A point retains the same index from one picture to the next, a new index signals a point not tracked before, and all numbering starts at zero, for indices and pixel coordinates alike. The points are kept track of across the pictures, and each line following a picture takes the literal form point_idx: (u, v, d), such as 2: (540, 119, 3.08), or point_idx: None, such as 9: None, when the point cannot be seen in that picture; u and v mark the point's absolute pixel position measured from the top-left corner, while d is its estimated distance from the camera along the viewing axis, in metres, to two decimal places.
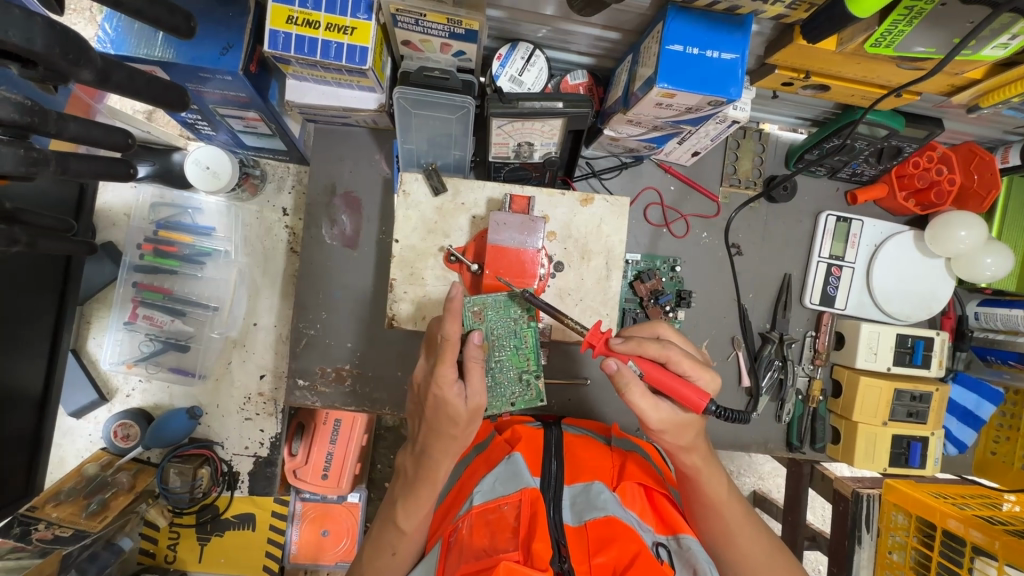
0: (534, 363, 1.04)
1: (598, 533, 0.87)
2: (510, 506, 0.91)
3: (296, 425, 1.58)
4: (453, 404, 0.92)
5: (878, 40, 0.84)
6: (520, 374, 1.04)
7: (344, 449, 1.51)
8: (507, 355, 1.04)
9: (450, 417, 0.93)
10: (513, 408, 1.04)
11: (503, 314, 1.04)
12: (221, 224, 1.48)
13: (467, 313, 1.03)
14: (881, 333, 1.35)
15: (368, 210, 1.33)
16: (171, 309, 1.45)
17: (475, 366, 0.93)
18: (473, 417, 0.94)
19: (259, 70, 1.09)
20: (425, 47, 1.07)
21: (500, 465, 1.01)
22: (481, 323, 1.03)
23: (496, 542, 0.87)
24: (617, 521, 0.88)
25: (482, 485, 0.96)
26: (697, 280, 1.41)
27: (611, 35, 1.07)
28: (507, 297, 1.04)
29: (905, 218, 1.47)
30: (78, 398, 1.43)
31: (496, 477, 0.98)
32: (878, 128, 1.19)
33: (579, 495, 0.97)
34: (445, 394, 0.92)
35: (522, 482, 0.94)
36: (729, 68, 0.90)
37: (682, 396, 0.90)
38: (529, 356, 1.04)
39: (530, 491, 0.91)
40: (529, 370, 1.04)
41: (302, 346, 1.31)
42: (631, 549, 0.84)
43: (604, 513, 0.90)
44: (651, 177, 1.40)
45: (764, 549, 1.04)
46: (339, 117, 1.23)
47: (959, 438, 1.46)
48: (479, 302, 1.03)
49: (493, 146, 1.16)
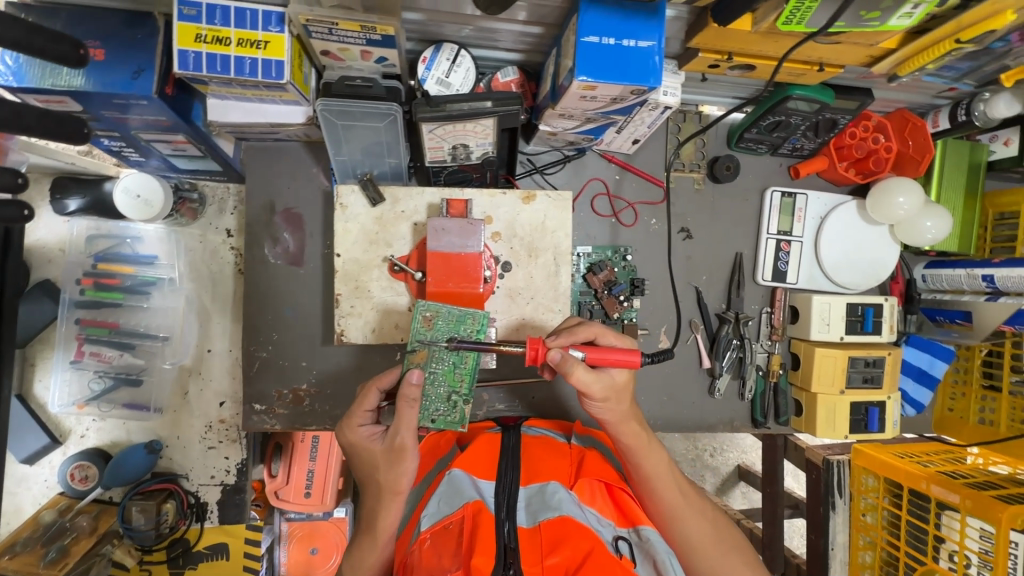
0: (466, 386, 0.94)
1: (551, 533, 0.87)
2: (454, 522, 0.90)
3: (273, 446, 1.55)
4: (366, 447, 0.93)
5: (788, 17, 0.84)
6: (449, 394, 0.95)
7: (325, 465, 1.49)
8: (443, 369, 0.95)
9: (369, 460, 0.92)
10: (432, 425, 0.95)
11: (453, 326, 0.97)
12: (163, 251, 1.45)
13: (417, 317, 0.96)
14: (831, 304, 1.37)
15: (311, 225, 1.30)
16: (119, 344, 1.41)
17: (406, 405, 0.87)
18: (396, 458, 0.90)
19: (178, 91, 1.06)
20: (345, 55, 1.04)
21: (442, 485, 0.98)
22: (428, 329, 0.96)
23: (443, 561, 0.85)
24: (569, 521, 0.87)
25: (427, 507, 0.94)
26: (650, 266, 1.42)
27: (533, 30, 1.06)
28: (461, 312, 0.97)
29: (848, 188, 1.49)
30: (29, 443, 1.39)
31: (439, 497, 0.95)
32: (809, 102, 1.21)
33: (535, 496, 0.94)
34: (355, 438, 0.94)
35: (465, 497, 0.92)
36: (647, 56, 0.89)
37: (615, 360, 0.94)
38: (465, 377, 0.94)
39: (472, 506, 0.90)
40: (460, 392, 0.95)
41: (256, 369, 1.28)
42: (583, 547, 0.84)
43: (557, 513, 0.89)
44: (595, 168, 1.39)
45: (707, 518, 1.07)
46: (269, 132, 1.20)
47: (917, 400, 1.48)
48: (432, 308, 0.96)
49: (428, 150, 1.15)
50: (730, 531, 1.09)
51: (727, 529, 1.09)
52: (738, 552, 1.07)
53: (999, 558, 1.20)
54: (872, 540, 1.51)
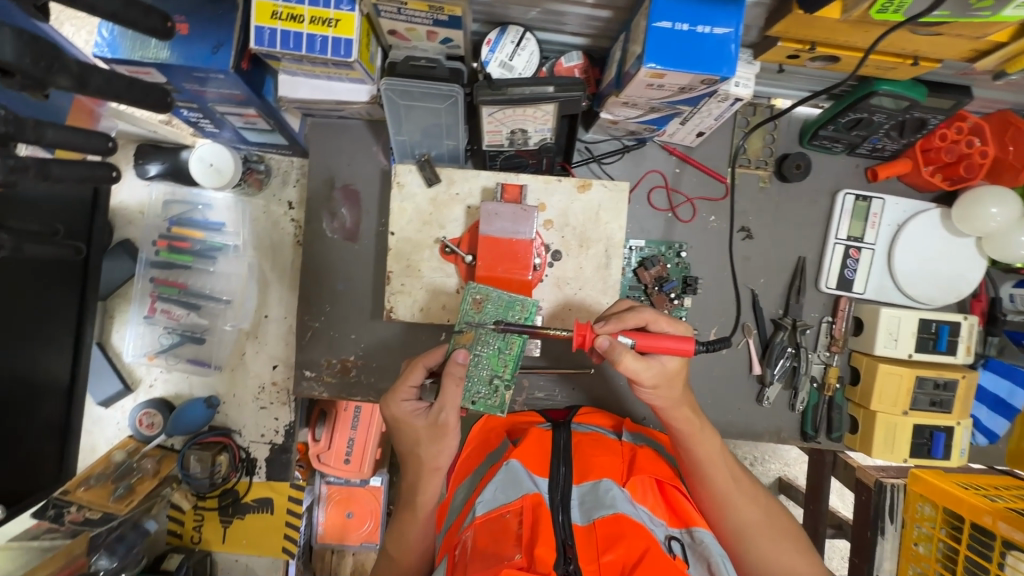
0: (510, 371, 0.94)
1: (606, 532, 0.88)
2: (511, 513, 0.90)
3: (317, 412, 1.66)
4: (408, 422, 0.96)
5: (884, 6, 0.78)
6: (491, 377, 0.94)
7: (364, 436, 1.60)
8: (488, 352, 0.94)
9: (412, 435, 0.96)
10: (472, 407, 0.95)
11: (501, 311, 0.97)
12: (229, 219, 1.53)
13: (467, 299, 0.97)
14: (901, 318, 1.28)
15: (367, 202, 1.33)
16: (186, 303, 1.51)
17: (452, 383, 0.91)
18: (437, 434, 0.95)
19: (252, 66, 1.10)
20: (411, 36, 1.05)
21: (499, 474, 1.00)
22: (477, 312, 0.97)
23: (502, 548, 0.86)
24: (624, 519, 0.88)
25: (483, 494, 0.96)
26: (705, 264, 1.36)
27: (602, 14, 1.03)
28: (510, 298, 0.97)
29: (932, 195, 1.37)
30: (105, 387, 1.52)
31: (496, 485, 0.97)
32: (896, 99, 1.12)
33: (588, 494, 0.96)
34: (397, 412, 0.97)
35: (524, 489, 0.94)
36: (721, 44, 0.85)
37: (666, 348, 0.92)
38: (509, 362, 0.94)
39: (532, 498, 0.92)
40: (502, 377, 0.94)
41: (308, 337, 1.34)
42: (639, 546, 0.84)
43: (612, 511, 0.90)
44: (654, 159, 1.35)
45: (761, 510, 1.04)
46: (334, 110, 1.23)
47: (989, 428, 1.37)
48: (482, 291, 0.97)
49: (486, 134, 1.14)
50: (793, 534, 1.05)
51: (784, 525, 1.05)
52: (799, 553, 1.03)
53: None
54: (923, 571, 1.43)
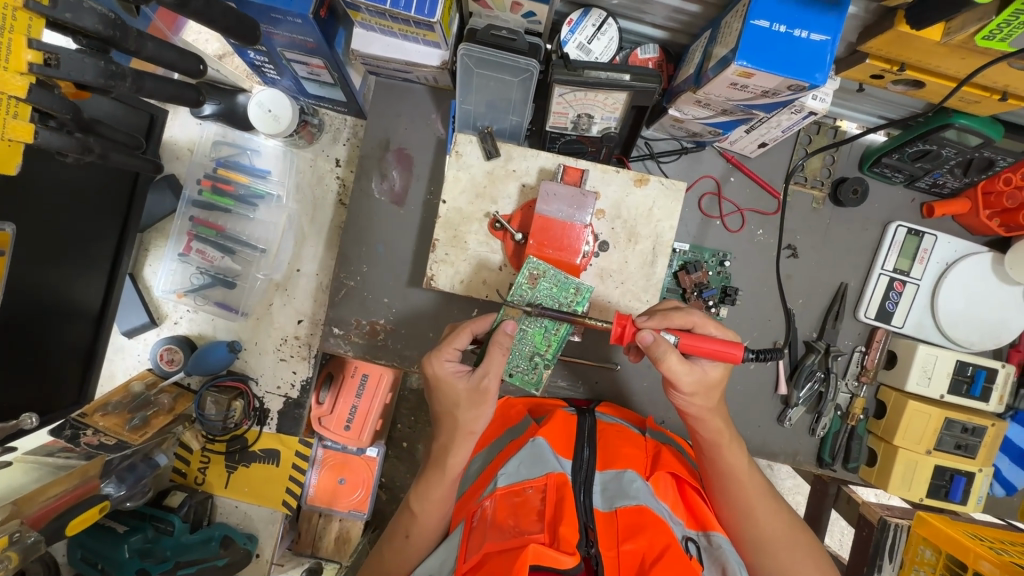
0: (551, 352, 0.99)
1: (628, 521, 0.87)
2: (534, 490, 0.91)
3: (326, 374, 1.64)
4: (450, 382, 0.97)
5: (991, 32, 0.76)
6: (533, 354, 1.00)
7: (368, 404, 1.58)
8: (532, 329, 0.99)
9: (452, 397, 0.98)
10: (508, 378, 1.00)
11: (555, 292, 1.01)
12: (276, 168, 1.53)
13: (524, 274, 1.01)
14: (938, 356, 1.26)
15: (419, 168, 1.32)
16: (222, 246, 1.51)
17: (497, 351, 0.93)
18: (477, 399, 0.97)
19: (329, 16, 1.09)
20: (495, 5, 1.03)
21: (524, 449, 1.01)
22: (532, 288, 1.00)
23: (521, 523, 0.87)
24: (647, 511, 0.87)
25: (506, 467, 0.97)
26: (746, 277, 1.35)
27: (690, 8, 1.02)
28: (565, 279, 1.01)
29: (985, 239, 1.35)
30: (131, 318, 1.52)
31: (520, 460, 0.98)
32: (966, 134, 1.10)
33: (611, 482, 0.96)
34: (439, 370, 0.98)
35: (548, 467, 0.94)
36: (818, 51, 0.83)
37: (711, 352, 0.92)
38: (552, 344, 1.00)
39: (556, 477, 0.92)
40: (543, 356, 1.00)
41: (341, 295, 1.33)
42: (660, 541, 0.83)
43: (635, 502, 0.89)
44: (711, 165, 1.34)
45: (781, 527, 1.03)
46: (402, 71, 1.22)
47: (1009, 480, 1.35)
48: (540, 268, 1.01)
49: (552, 115, 1.14)
50: (811, 549, 1.03)
51: (806, 545, 1.03)
52: (814, 570, 1.02)
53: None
54: None
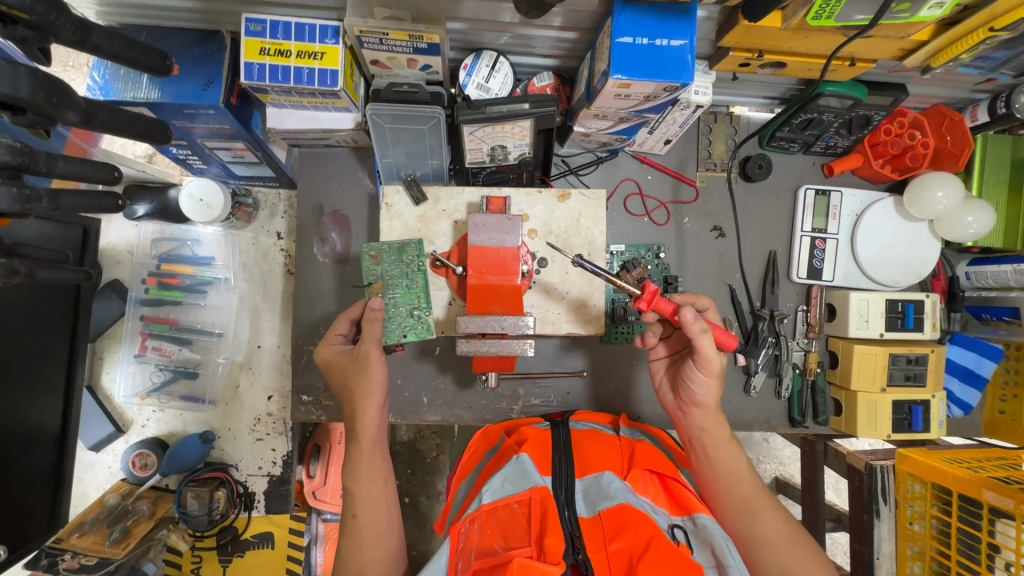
0: (423, 299, 1.18)
1: (611, 521, 0.90)
2: (519, 503, 0.93)
3: (312, 446, 1.63)
4: (337, 358, 1.17)
5: (818, 11, 0.87)
6: (412, 310, 1.18)
7: None
8: (400, 293, 1.19)
9: (341, 371, 1.16)
10: (404, 340, 1.16)
11: (396, 260, 1.19)
12: (219, 252, 1.55)
13: (365, 256, 1.18)
14: (870, 300, 1.36)
15: (356, 226, 1.37)
16: (179, 339, 1.52)
17: (371, 322, 1.13)
18: (362, 363, 1.14)
19: (241, 102, 1.16)
20: (392, 64, 1.10)
21: (508, 466, 1.03)
22: (377, 265, 1.18)
23: (510, 542, 0.89)
24: (628, 508, 0.90)
25: (491, 484, 0.97)
26: (683, 264, 1.44)
27: (569, 35, 1.12)
28: (399, 246, 1.19)
29: (885, 186, 1.48)
30: (96, 431, 1.49)
31: (504, 477, 0.99)
32: (841, 98, 1.22)
33: (591, 486, 0.99)
34: (328, 352, 1.19)
35: (532, 481, 0.96)
36: (680, 54, 0.93)
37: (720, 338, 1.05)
38: (419, 294, 1.18)
39: (539, 491, 0.94)
40: (421, 309, 1.18)
41: (304, 362, 1.35)
42: (644, 535, 0.86)
43: (617, 501, 0.92)
44: (627, 169, 1.43)
45: (784, 522, 1.03)
46: (320, 138, 1.28)
47: (963, 400, 1.43)
48: (377, 248, 1.19)
49: (468, 152, 1.21)
50: (804, 535, 1.02)
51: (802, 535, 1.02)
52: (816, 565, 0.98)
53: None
54: (921, 549, 1.48)
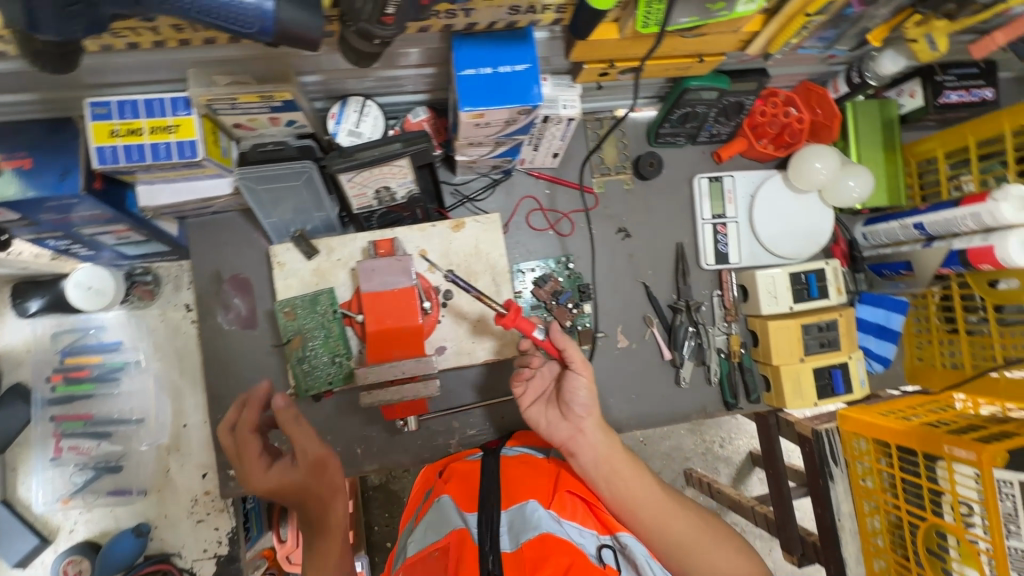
0: (342, 346, 1.19)
1: (531, 554, 0.88)
2: (439, 549, 0.95)
3: (278, 510, 1.61)
4: (270, 478, 0.94)
5: (644, 19, 0.89)
6: (333, 357, 1.20)
7: None
8: (320, 342, 1.20)
9: (287, 478, 0.96)
10: (332, 386, 1.20)
11: (311, 312, 1.19)
12: (126, 336, 1.49)
13: (280, 313, 1.20)
14: (775, 276, 1.39)
15: (259, 288, 1.34)
16: (95, 433, 1.45)
17: (293, 425, 0.96)
18: (318, 468, 0.96)
19: (106, 185, 1.12)
20: (255, 124, 1.09)
21: (432, 512, 1.05)
22: (292, 321, 1.19)
23: None
24: (548, 538, 0.89)
25: (414, 536, 1.02)
26: (595, 270, 1.46)
27: (430, 71, 1.13)
28: (311, 297, 1.19)
29: (774, 163, 1.53)
30: (18, 547, 1.41)
31: (425, 526, 1.03)
32: (704, 91, 1.25)
33: (515, 517, 0.97)
34: (247, 465, 0.95)
35: (451, 525, 0.99)
36: (525, 77, 0.94)
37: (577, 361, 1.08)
38: (338, 341, 1.19)
39: (456, 533, 0.96)
40: (342, 354, 1.19)
41: (226, 436, 1.30)
42: (563, 561, 0.85)
43: (536, 532, 0.92)
44: (525, 186, 1.44)
45: (695, 519, 1.01)
46: (203, 207, 1.25)
47: (881, 354, 1.48)
48: (289, 303, 1.19)
49: (353, 198, 1.20)
50: (717, 524, 1.02)
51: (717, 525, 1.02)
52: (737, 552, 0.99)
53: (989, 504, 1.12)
54: (876, 505, 1.41)
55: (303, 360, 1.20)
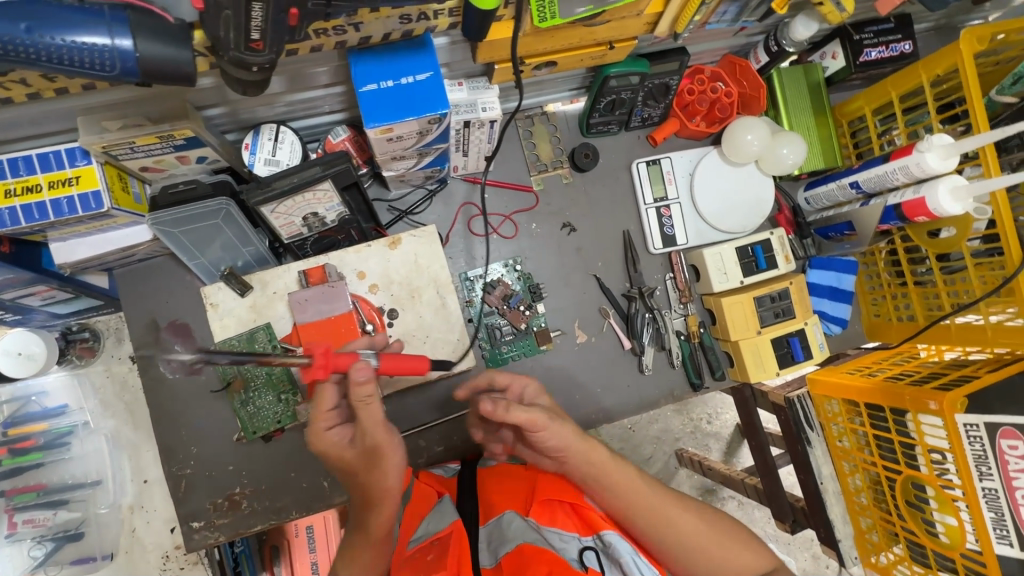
0: (286, 383, 1.17)
1: (513, 566, 0.87)
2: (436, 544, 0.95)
3: (270, 548, 1.50)
4: (338, 451, 0.84)
5: (539, 12, 0.87)
6: (279, 395, 1.18)
7: (326, 553, 1.48)
8: (264, 379, 1.18)
9: (347, 467, 0.86)
10: (280, 425, 1.18)
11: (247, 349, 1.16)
12: (71, 397, 1.43)
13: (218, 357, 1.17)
14: (722, 252, 1.39)
15: (199, 332, 1.30)
16: (50, 503, 1.39)
17: (372, 404, 0.80)
18: (371, 461, 0.83)
19: (16, 247, 1.05)
20: (163, 165, 1.05)
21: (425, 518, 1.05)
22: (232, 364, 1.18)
23: None
24: (527, 551, 0.89)
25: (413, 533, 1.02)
26: (544, 268, 1.44)
27: (341, 89, 1.10)
28: (246, 334, 1.15)
29: (711, 139, 1.53)
30: None
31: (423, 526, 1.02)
32: (626, 76, 1.24)
33: (493, 534, 0.98)
34: (323, 442, 0.84)
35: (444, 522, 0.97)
36: (430, 86, 0.92)
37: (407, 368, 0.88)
38: (281, 379, 1.17)
39: (450, 532, 0.95)
40: (287, 392, 1.18)
41: (184, 488, 1.26)
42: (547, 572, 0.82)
43: (514, 547, 0.91)
44: (462, 193, 1.41)
45: (702, 525, 0.94)
46: (127, 256, 1.20)
47: (836, 316, 1.50)
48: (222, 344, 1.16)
49: (282, 229, 1.16)
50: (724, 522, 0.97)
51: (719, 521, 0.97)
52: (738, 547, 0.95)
53: (958, 449, 1.11)
54: (855, 464, 1.39)
55: (247, 403, 1.19)
